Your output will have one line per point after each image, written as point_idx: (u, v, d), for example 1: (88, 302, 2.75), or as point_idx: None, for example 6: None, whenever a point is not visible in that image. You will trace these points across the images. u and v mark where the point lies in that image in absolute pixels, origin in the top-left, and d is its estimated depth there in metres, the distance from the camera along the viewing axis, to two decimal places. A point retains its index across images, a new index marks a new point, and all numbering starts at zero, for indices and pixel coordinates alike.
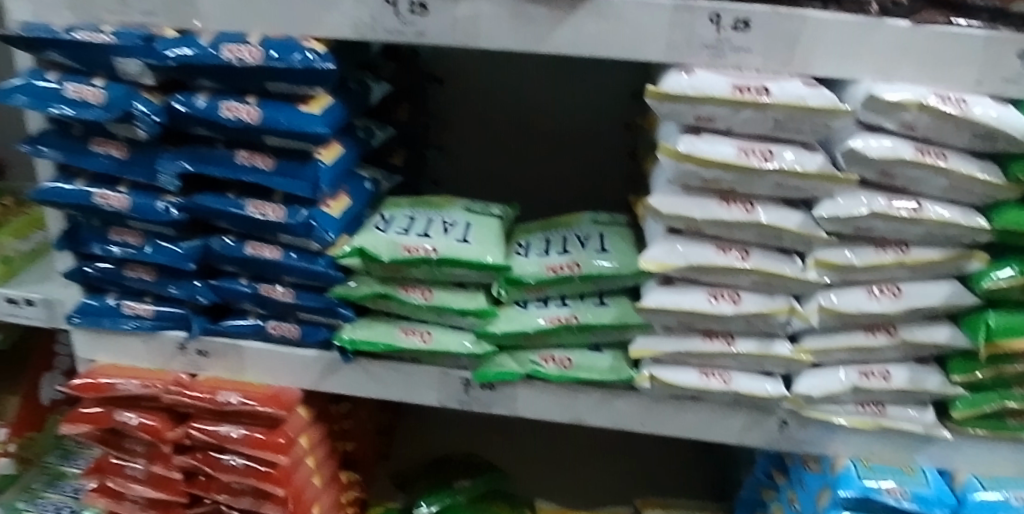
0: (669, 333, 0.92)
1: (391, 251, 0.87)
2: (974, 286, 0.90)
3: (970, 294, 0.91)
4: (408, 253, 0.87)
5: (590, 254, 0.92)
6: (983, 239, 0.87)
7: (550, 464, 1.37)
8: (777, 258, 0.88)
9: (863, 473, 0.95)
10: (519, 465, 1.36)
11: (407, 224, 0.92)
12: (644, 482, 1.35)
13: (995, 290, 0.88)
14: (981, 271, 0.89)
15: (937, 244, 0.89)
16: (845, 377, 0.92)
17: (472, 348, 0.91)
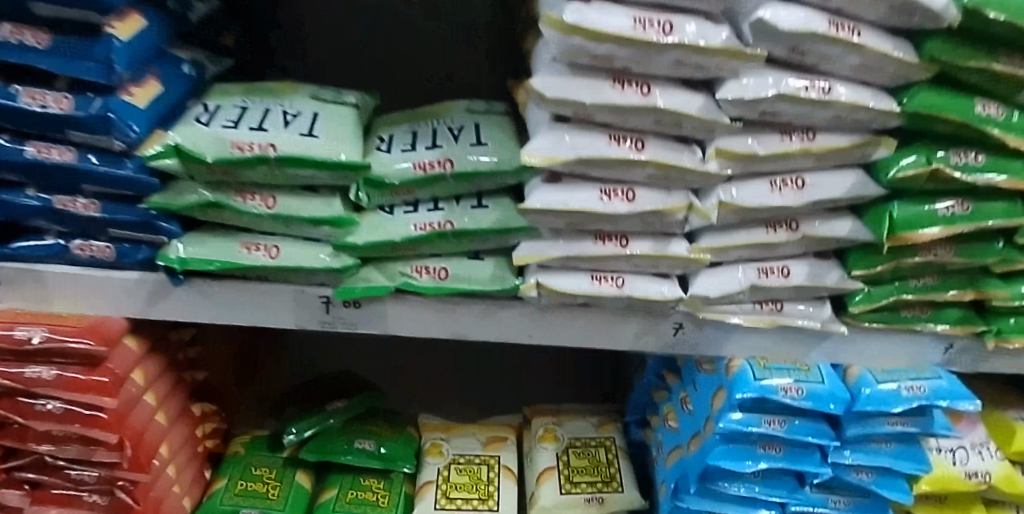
0: (558, 236, 0.81)
1: (216, 149, 0.71)
2: (879, 175, 0.84)
3: (875, 184, 0.85)
4: (238, 152, 0.71)
5: (463, 147, 0.79)
6: (892, 125, 0.80)
7: (433, 376, 1.32)
8: (674, 148, 0.78)
9: (759, 373, 0.91)
10: (398, 380, 1.32)
11: (238, 115, 0.76)
12: (531, 389, 1.32)
13: (902, 180, 0.82)
14: (888, 159, 0.83)
15: (845, 130, 0.82)
16: (743, 277, 0.86)
17: (330, 263, 0.78)
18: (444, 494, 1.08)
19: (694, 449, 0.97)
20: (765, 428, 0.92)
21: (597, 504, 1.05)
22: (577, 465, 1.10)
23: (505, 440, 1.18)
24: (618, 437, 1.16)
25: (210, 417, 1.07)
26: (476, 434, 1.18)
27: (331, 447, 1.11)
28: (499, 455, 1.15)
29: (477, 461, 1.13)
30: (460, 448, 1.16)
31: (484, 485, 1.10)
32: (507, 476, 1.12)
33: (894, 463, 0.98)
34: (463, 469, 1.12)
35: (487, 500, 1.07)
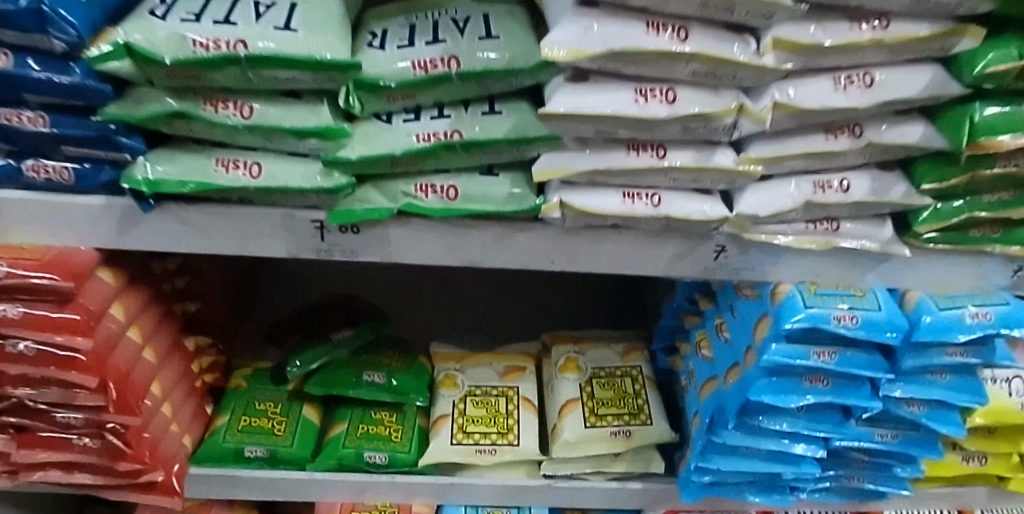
0: (584, 147, 0.70)
1: (177, 50, 0.60)
2: (963, 74, 0.70)
3: (955, 82, 0.72)
4: (203, 51, 0.60)
5: (470, 42, 0.67)
6: (983, 10, 0.67)
7: (443, 303, 1.25)
8: (722, 38, 0.66)
9: (810, 300, 0.81)
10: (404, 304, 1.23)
11: (201, 8, 0.64)
12: (549, 315, 1.25)
13: (991, 76, 0.69)
14: (973, 53, 0.70)
15: (927, 17, 0.68)
16: (797, 191, 0.76)
17: (322, 183, 0.67)
18: (460, 428, 1.01)
19: (732, 382, 0.89)
20: (814, 360, 0.83)
21: (624, 438, 0.98)
22: (603, 397, 1.02)
23: (524, 370, 1.10)
24: (646, 367, 1.07)
25: (205, 351, 1.01)
26: (492, 364, 1.11)
27: (338, 379, 1.05)
28: (518, 387, 1.07)
29: (495, 393, 1.06)
30: (477, 380, 1.08)
31: (503, 418, 1.03)
32: (528, 408, 1.05)
33: (950, 396, 0.90)
34: (480, 401, 1.05)
35: (507, 435, 1.01)
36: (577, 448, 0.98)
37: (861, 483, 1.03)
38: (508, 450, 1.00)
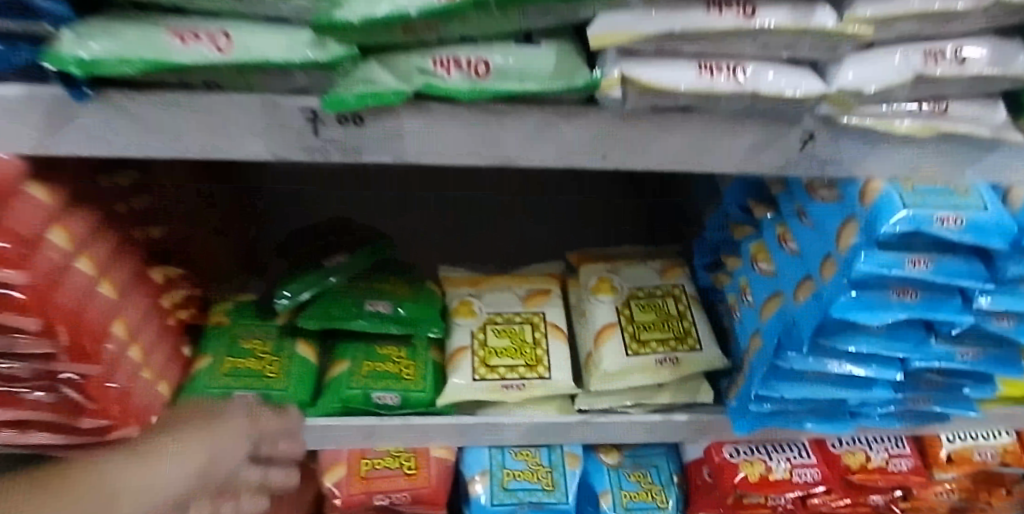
0: (650, 6, 0.55)
1: None
2: None
3: None
4: None
5: None
6: None
7: (447, 222, 1.10)
8: None
9: (909, 198, 0.66)
10: (401, 221, 1.07)
11: None
12: (571, 230, 1.11)
13: None
14: None
15: None
16: (905, 63, 0.60)
17: (315, 57, 0.51)
18: (483, 361, 0.89)
19: (803, 300, 0.76)
20: (909, 270, 0.69)
21: (671, 366, 0.86)
22: (644, 321, 0.90)
23: (549, 294, 0.96)
24: (689, 285, 0.94)
25: (179, 284, 0.86)
26: (511, 288, 0.97)
27: (336, 309, 0.90)
28: (545, 313, 0.93)
29: (519, 321, 0.93)
30: (497, 306, 0.95)
31: (530, 348, 0.90)
32: (557, 335, 0.92)
33: None
34: (502, 331, 0.92)
35: (538, 366, 0.88)
36: (619, 379, 0.86)
37: (927, 406, 0.90)
38: (540, 384, 0.87)
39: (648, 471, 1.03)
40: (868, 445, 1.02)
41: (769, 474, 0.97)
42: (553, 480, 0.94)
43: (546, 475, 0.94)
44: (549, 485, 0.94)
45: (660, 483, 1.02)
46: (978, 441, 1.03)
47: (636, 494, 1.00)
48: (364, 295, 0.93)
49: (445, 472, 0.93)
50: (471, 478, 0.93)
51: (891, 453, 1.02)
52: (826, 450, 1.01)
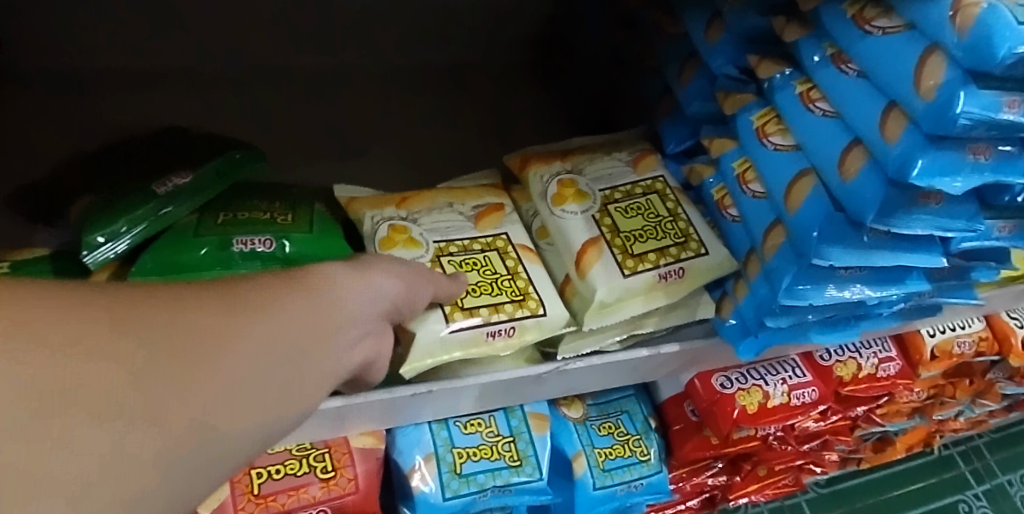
0: None
1: None
2: None
3: None
4: None
5: None
6: None
7: (343, 161, 0.91)
8: None
9: (1019, 11, 0.49)
10: (297, 169, 0.90)
11: None
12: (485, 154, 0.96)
13: None
14: None
15: None
16: None
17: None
18: (456, 303, 0.63)
19: (856, 172, 0.58)
20: (1005, 116, 0.52)
21: (677, 282, 0.67)
22: (632, 229, 0.69)
23: (503, 210, 0.72)
24: (669, 177, 0.74)
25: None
26: (453, 205, 0.71)
27: (180, 258, 0.59)
28: (509, 232, 0.70)
29: (479, 248, 0.68)
30: (443, 230, 0.68)
31: (508, 280, 0.67)
32: (531, 258, 0.69)
33: None
34: (463, 262, 0.66)
35: (529, 299, 0.65)
36: (616, 311, 0.66)
37: (933, 298, 0.80)
38: (535, 324, 0.65)
39: (619, 419, 0.81)
40: (857, 352, 0.90)
41: (768, 401, 0.80)
42: (519, 452, 0.71)
43: (509, 448, 0.71)
44: (515, 460, 0.70)
45: (636, 432, 0.80)
46: (956, 333, 1.00)
47: (612, 450, 0.78)
48: (228, 231, 0.62)
49: (377, 466, 0.68)
50: (411, 468, 0.68)
51: (880, 358, 0.91)
52: (816, 364, 0.87)
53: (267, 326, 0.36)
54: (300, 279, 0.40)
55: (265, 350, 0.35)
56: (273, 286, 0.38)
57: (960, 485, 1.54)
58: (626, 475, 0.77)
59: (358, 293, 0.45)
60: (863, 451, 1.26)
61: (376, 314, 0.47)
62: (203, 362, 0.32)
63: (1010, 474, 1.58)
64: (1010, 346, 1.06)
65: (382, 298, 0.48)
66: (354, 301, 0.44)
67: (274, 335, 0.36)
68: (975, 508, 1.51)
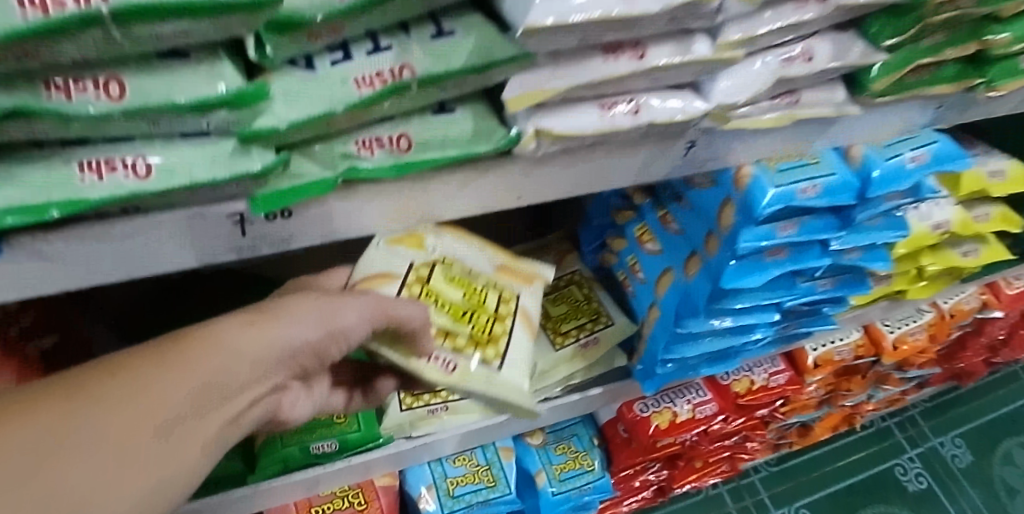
0: (555, 65, 0.57)
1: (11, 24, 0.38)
2: (885, 27, 0.72)
3: None
4: (76, 8, 0.39)
5: (421, 41, 0.52)
6: None
7: None
8: (682, 45, 0.60)
9: (775, 178, 0.77)
10: None
11: None
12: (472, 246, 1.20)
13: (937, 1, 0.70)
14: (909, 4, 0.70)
15: None
16: (766, 70, 0.67)
17: (229, 90, 0.46)
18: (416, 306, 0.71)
19: (695, 272, 0.86)
20: (779, 236, 0.82)
21: (594, 347, 0.95)
22: (558, 314, 0.98)
23: (529, 280, 0.82)
24: (584, 268, 1.03)
25: (60, 358, 0.76)
26: (485, 251, 0.80)
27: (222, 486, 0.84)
28: (517, 294, 0.80)
29: (484, 282, 0.78)
30: (454, 249, 0.77)
31: (485, 320, 0.75)
32: (520, 320, 0.79)
33: (884, 236, 0.95)
34: (458, 278, 0.76)
35: (488, 347, 0.74)
36: (552, 373, 0.94)
37: (795, 328, 1.08)
38: (482, 373, 0.72)
39: (571, 441, 1.11)
40: (751, 370, 1.19)
41: (676, 418, 1.10)
42: (494, 475, 1.00)
43: (486, 473, 1.00)
44: (492, 481, 0.99)
45: (583, 449, 1.10)
46: (836, 344, 1.29)
47: (565, 465, 1.07)
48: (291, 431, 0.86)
49: (394, 497, 0.97)
50: (418, 495, 0.97)
51: (770, 372, 1.20)
52: (717, 384, 1.17)
53: (138, 396, 0.50)
54: (197, 347, 0.54)
55: (134, 430, 0.49)
56: (147, 362, 0.51)
57: (895, 451, 1.83)
58: (577, 481, 1.06)
59: (253, 348, 0.57)
60: (790, 437, 1.57)
61: (274, 359, 0.58)
62: (66, 437, 0.46)
63: (942, 437, 1.88)
64: (883, 348, 1.36)
65: (284, 343, 0.58)
66: (248, 357, 0.56)
67: (138, 408, 0.49)
68: (909, 469, 1.80)
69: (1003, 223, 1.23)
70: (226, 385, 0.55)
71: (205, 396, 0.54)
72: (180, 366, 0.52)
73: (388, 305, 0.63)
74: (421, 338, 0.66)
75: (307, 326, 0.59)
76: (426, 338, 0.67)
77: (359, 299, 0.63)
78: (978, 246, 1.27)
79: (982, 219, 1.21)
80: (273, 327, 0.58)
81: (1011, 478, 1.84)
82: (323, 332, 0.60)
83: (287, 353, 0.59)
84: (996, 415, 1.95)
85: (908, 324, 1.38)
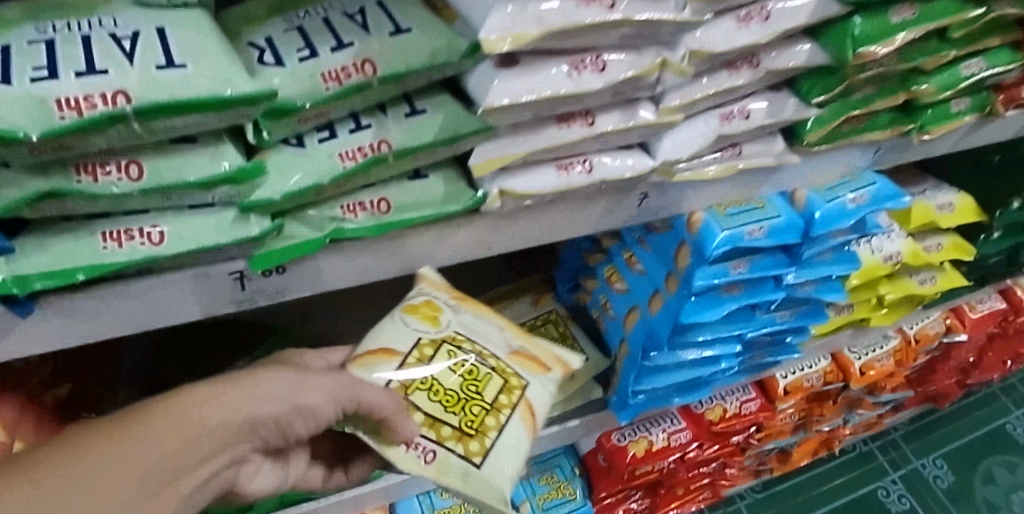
0: (515, 134, 0.65)
1: (49, 122, 0.46)
2: (816, 86, 0.81)
3: (821, 52, 0.78)
4: (103, 108, 0.47)
5: (396, 119, 0.61)
6: (842, 22, 0.76)
7: None
8: (627, 112, 0.68)
9: (723, 222, 0.85)
10: None
11: (49, 57, 0.49)
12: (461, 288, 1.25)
13: (858, 63, 0.79)
14: (832, 67, 0.80)
15: None
16: (707, 129, 0.76)
17: (231, 169, 0.54)
18: (405, 386, 0.68)
19: (658, 309, 0.93)
20: (731, 273, 0.89)
21: (569, 381, 1.02)
22: None
23: (545, 366, 0.74)
24: (559, 307, 1.10)
25: (75, 405, 0.83)
26: (502, 332, 0.75)
27: None
28: (525, 385, 0.71)
29: (493, 368, 0.71)
30: (471, 332, 0.72)
31: (480, 410, 0.68)
32: (522, 413, 0.70)
33: (834, 270, 1.03)
34: (464, 365, 0.70)
35: (472, 440, 0.66)
36: None
37: (761, 359, 1.15)
38: (457, 469, 0.65)
39: (554, 471, 1.18)
40: (723, 399, 1.26)
41: (652, 446, 1.16)
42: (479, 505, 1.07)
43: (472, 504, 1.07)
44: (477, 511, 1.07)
45: (565, 478, 1.17)
46: (805, 372, 1.36)
47: (548, 494, 1.14)
48: None
49: None
50: None
51: (742, 400, 1.27)
52: (691, 413, 1.23)
53: (93, 475, 0.52)
54: (156, 421, 0.56)
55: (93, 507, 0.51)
56: (104, 440, 0.54)
57: (879, 474, 1.89)
58: (560, 510, 1.13)
59: (215, 416, 0.59)
60: (770, 463, 1.63)
61: (238, 426, 0.60)
62: None
63: (924, 459, 1.94)
64: (850, 373, 1.43)
65: (246, 416, 0.60)
66: (209, 427, 0.58)
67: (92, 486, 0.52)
68: (892, 491, 1.86)
69: (955, 251, 1.32)
70: (182, 460, 0.56)
71: (166, 468, 0.55)
72: (137, 441, 0.55)
73: (359, 388, 0.63)
74: (396, 426, 0.63)
75: (270, 401, 0.61)
76: (401, 425, 0.63)
77: (329, 377, 0.63)
78: (934, 274, 1.35)
79: (935, 249, 1.29)
80: (238, 402, 0.60)
81: (993, 496, 1.89)
82: (286, 407, 0.62)
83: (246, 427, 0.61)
84: (976, 435, 2.02)
85: (874, 350, 1.45)
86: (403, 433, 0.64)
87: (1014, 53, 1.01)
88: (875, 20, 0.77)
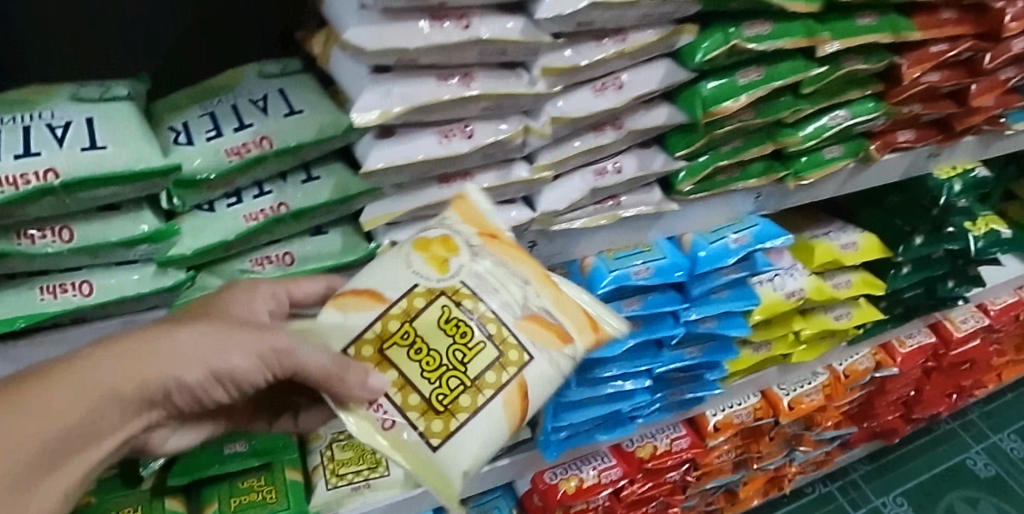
0: (402, 194, 0.76)
1: None
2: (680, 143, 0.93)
3: (680, 113, 0.91)
4: (35, 182, 0.58)
5: (294, 185, 0.72)
6: (692, 88, 0.89)
7: None
8: (501, 171, 0.80)
9: (609, 264, 0.97)
10: None
11: None
12: None
13: (713, 120, 0.92)
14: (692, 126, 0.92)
15: (651, 52, 0.84)
16: (581, 183, 0.87)
17: (148, 229, 0.65)
18: (387, 341, 0.65)
19: None
20: (624, 310, 1.01)
21: None
22: None
23: (562, 341, 0.67)
24: None
25: None
26: (526, 288, 0.67)
27: None
28: (524, 364, 0.65)
29: (489, 334, 0.65)
30: (478, 282, 0.66)
31: (457, 383, 0.65)
32: (507, 394, 0.65)
33: (733, 306, 1.12)
34: (454, 322, 0.65)
35: (435, 419, 0.64)
36: None
37: (682, 395, 1.24)
38: (412, 446, 0.64)
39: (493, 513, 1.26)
40: (653, 437, 1.34)
41: (583, 483, 1.24)
42: None
43: None
44: None
45: None
46: (734, 408, 1.44)
47: None
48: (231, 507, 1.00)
49: None
50: None
51: (672, 437, 1.35)
52: (622, 451, 1.31)
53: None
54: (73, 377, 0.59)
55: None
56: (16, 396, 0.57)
57: None
58: None
59: (131, 378, 0.61)
60: (719, 503, 1.69)
61: (156, 384, 0.62)
62: None
63: (884, 497, 1.99)
64: (779, 409, 1.51)
65: (161, 381, 0.62)
66: (121, 386, 0.61)
67: None
68: None
69: (865, 286, 1.42)
70: (85, 417, 0.60)
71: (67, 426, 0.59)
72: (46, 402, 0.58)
73: (295, 351, 0.63)
74: (338, 384, 0.62)
75: (189, 362, 0.63)
76: (354, 389, 0.63)
77: (256, 337, 0.64)
78: (849, 309, 1.45)
79: (843, 285, 1.40)
80: (148, 364, 0.62)
81: None
82: (204, 372, 0.64)
83: (162, 389, 0.64)
84: (935, 472, 2.07)
85: (803, 386, 1.54)
86: (359, 394, 0.63)
87: (877, 103, 1.13)
88: (723, 85, 0.90)
